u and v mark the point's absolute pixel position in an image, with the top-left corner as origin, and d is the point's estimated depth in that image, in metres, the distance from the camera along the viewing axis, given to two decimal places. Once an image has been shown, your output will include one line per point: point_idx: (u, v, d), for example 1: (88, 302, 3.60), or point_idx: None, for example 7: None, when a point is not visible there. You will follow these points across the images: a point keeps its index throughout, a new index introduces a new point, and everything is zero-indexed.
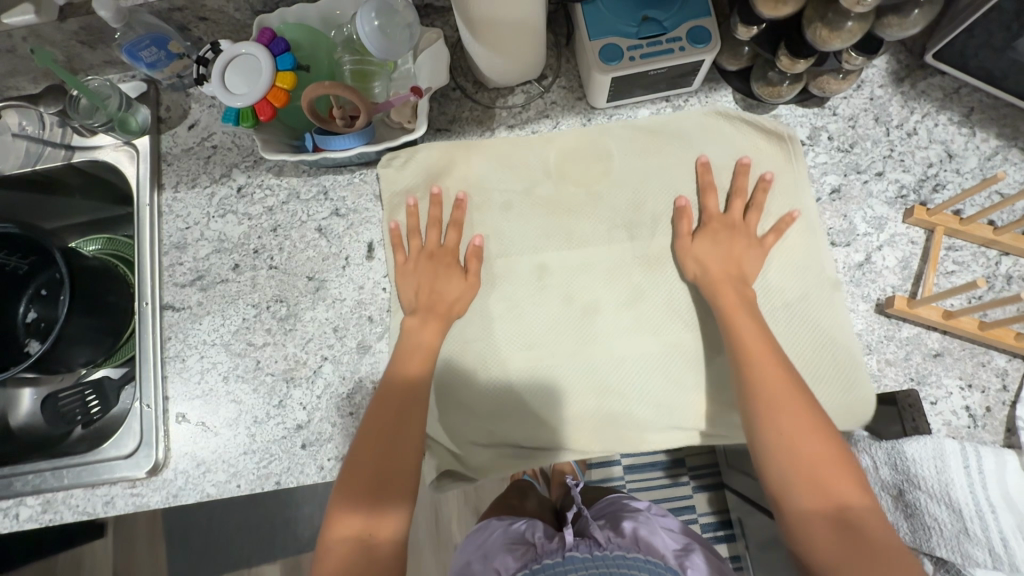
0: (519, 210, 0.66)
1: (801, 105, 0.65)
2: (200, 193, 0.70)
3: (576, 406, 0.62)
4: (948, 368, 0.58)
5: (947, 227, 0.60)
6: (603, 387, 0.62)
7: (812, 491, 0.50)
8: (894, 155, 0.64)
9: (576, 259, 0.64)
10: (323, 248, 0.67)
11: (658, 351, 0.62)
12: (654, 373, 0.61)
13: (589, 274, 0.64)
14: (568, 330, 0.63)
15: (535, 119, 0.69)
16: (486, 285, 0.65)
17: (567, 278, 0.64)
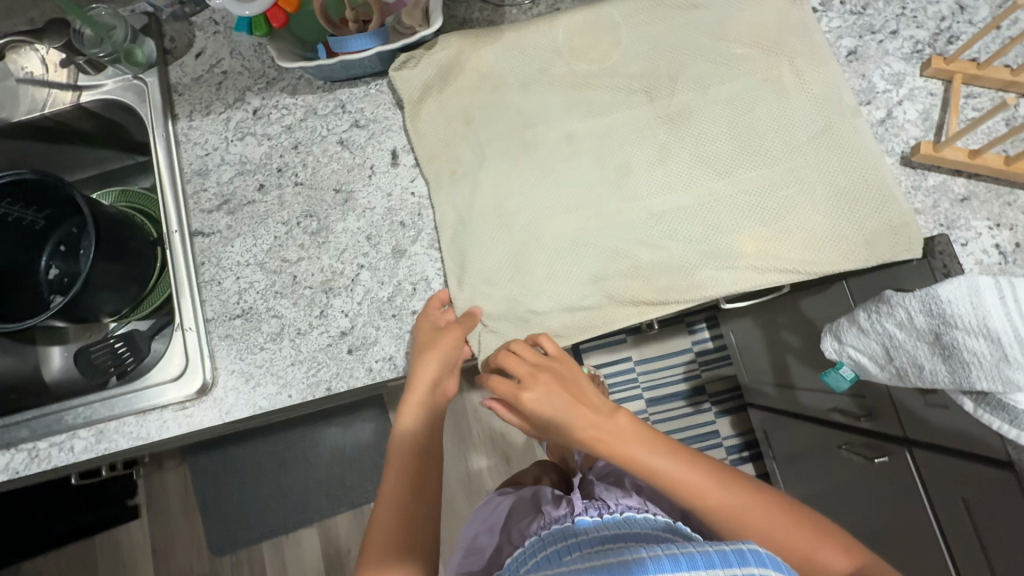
0: (540, 90, 0.66)
1: None
2: (216, 119, 0.70)
3: (620, 266, 0.62)
4: (976, 211, 0.60)
5: (965, 74, 0.61)
6: (641, 267, 0.62)
7: (687, 477, 0.54)
8: (907, 13, 0.64)
9: (599, 131, 0.65)
10: (347, 160, 0.67)
11: (694, 207, 0.62)
12: (691, 247, 0.62)
13: (617, 142, 0.65)
14: (604, 197, 0.64)
15: (546, 13, 0.69)
16: (516, 165, 0.65)
17: (594, 148, 0.65)
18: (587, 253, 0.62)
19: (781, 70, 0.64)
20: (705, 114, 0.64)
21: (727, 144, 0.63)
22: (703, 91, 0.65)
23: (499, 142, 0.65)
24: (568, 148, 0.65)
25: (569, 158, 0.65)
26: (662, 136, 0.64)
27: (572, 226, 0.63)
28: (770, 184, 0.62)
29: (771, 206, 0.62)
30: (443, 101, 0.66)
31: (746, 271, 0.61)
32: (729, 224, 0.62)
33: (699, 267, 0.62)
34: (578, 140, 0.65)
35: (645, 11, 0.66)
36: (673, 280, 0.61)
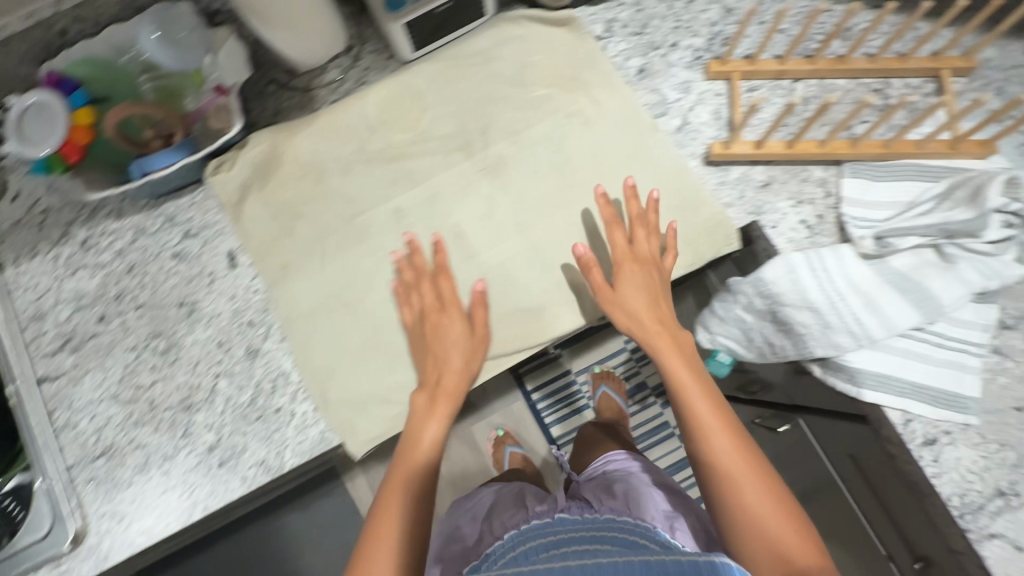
0: (361, 166, 0.68)
1: (589, 5, 0.69)
2: (44, 259, 0.68)
3: (469, 322, 0.63)
4: (778, 193, 0.64)
5: (741, 72, 0.66)
6: (490, 318, 0.63)
7: (740, 466, 0.54)
8: (682, 24, 0.69)
9: (424, 194, 0.67)
10: (184, 272, 0.67)
11: (528, 247, 0.64)
12: (532, 290, 0.63)
13: (443, 201, 0.66)
14: (441, 257, 0.65)
15: (353, 89, 0.70)
16: (352, 245, 0.66)
17: (423, 211, 0.66)
18: (437, 317, 0.63)
19: (581, 102, 0.67)
20: (520, 157, 0.67)
21: (547, 181, 0.66)
22: (514, 137, 0.67)
23: (332, 225, 0.66)
24: (398, 216, 0.66)
25: (402, 226, 0.66)
26: (485, 187, 0.66)
27: (417, 293, 0.64)
28: (592, 212, 0.65)
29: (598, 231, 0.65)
30: (267, 197, 0.66)
31: (587, 299, 0.63)
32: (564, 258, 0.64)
33: (544, 307, 0.63)
34: (407, 206, 0.66)
35: (445, 71, 0.69)
36: (522, 326, 0.63)
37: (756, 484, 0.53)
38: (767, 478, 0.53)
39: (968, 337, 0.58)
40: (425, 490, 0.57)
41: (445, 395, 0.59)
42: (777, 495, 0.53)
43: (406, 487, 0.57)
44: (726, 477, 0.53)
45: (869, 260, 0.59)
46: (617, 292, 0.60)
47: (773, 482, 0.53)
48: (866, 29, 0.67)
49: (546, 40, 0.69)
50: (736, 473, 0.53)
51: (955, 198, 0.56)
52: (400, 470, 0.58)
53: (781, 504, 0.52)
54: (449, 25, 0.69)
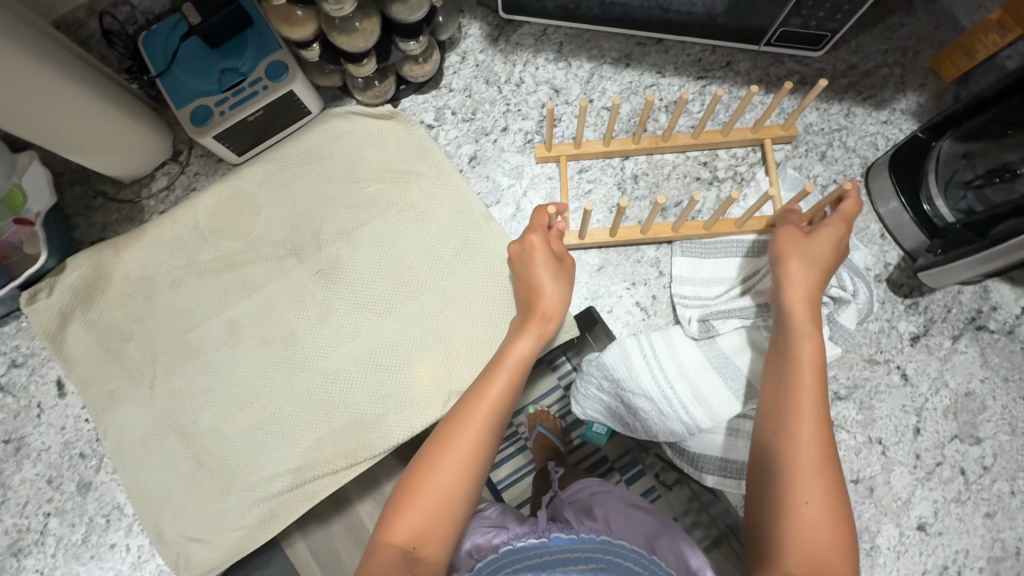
0: (194, 278, 0.66)
1: (418, 94, 0.69)
2: None
3: (307, 438, 0.61)
4: (612, 276, 0.64)
5: (568, 154, 0.65)
6: (329, 433, 0.61)
7: (825, 453, 0.44)
8: (512, 107, 0.69)
9: (259, 304, 0.65)
10: (11, 406, 0.64)
11: (365, 351, 0.63)
12: (368, 400, 0.62)
13: (278, 310, 0.64)
14: (276, 369, 0.63)
15: (184, 196, 0.69)
16: (184, 365, 0.63)
17: (259, 322, 0.64)
18: (272, 435, 0.61)
19: (414, 195, 0.67)
20: (356, 256, 0.65)
21: (382, 281, 0.65)
22: (348, 238, 0.66)
23: (163, 344, 0.64)
24: (233, 328, 0.64)
25: (236, 339, 0.64)
26: (320, 293, 0.65)
27: (252, 411, 0.62)
28: (428, 311, 0.64)
29: (434, 329, 0.63)
30: (93, 320, 0.64)
31: (425, 403, 0.62)
32: (402, 361, 0.63)
33: (383, 415, 0.62)
34: (243, 317, 0.65)
35: (274, 172, 0.68)
36: (360, 438, 0.61)
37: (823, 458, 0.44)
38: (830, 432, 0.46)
39: None
40: (497, 436, 0.49)
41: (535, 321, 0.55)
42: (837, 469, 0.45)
43: (482, 418, 0.48)
44: (786, 455, 0.44)
45: (699, 343, 0.60)
46: (557, 270, 0.58)
47: (834, 471, 0.44)
48: (689, 103, 0.68)
49: (375, 134, 0.68)
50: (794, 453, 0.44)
51: None
52: (474, 404, 0.49)
53: (841, 514, 0.42)
54: (276, 126, 0.68)
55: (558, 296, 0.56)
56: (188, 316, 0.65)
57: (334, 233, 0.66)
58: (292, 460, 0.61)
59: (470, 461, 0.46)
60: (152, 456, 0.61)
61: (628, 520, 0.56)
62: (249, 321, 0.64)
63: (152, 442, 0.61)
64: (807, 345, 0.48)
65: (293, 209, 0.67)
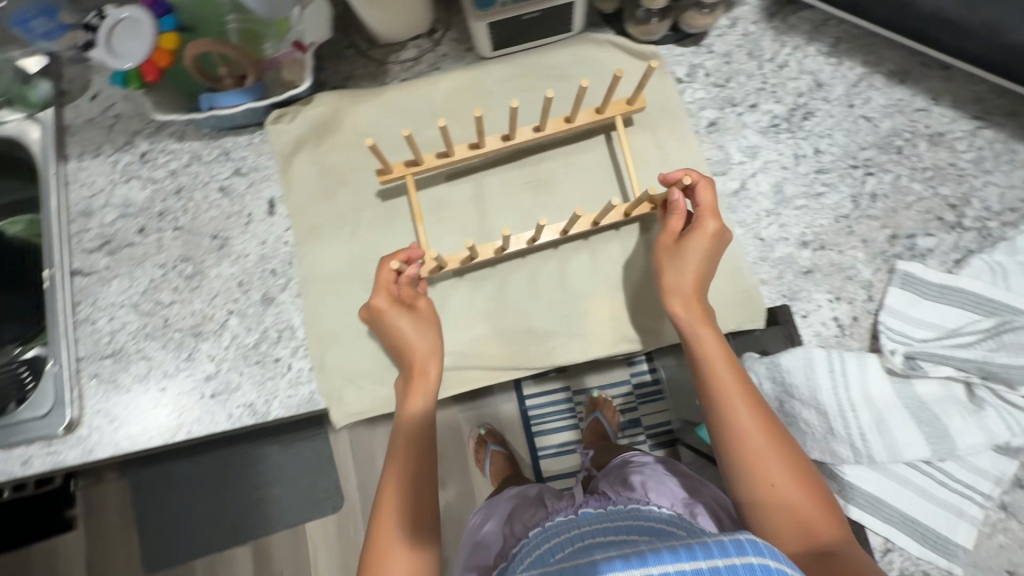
0: (417, 150, 0.69)
1: (679, 45, 0.67)
2: (104, 161, 0.72)
3: (477, 329, 0.64)
4: (818, 284, 0.62)
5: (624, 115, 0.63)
6: (499, 332, 0.64)
7: (762, 434, 0.50)
8: (768, 87, 0.67)
9: (468, 193, 0.67)
10: (226, 207, 0.69)
11: (556, 270, 0.64)
12: (543, 316, 0.64)
13: (484, 205, 0.67)
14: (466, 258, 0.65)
15: (426, 72, 0.71)
16: (390, 224, 0.68)
17: (464, 210, 0.67)
18: (445, 315, 0.65)
19: (644, 139, 0.67)
20: (571, 179, 0.67)
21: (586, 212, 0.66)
22: (568, 159, 0.67)
23: (373, 202, 0.68)
24: (439, 207, 0.67)
25: (438, 218, 0.67)
26: (528, 201, 0.66)
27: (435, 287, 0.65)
28: (622, 254, 0.64)
29: (621, 271, 0.64)
30: (319, 156, 0.69)
31: (596, 338, 0.63)
32: (582, 292, 0.64)
33: (554, 334, 0.64)
34: (451, 199, 0.67)
35: (516, 76, 0.69)
36: (523, 348, 0.63)
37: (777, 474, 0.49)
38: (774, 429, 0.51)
39: (976, 484, 0.55)
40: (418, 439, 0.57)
41: (419, 385, 0.59)
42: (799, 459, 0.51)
43: (408, 444, 0.56)
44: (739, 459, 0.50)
45: (893, 378, 0.57)
46: (420, 321, 0.60)
47: (778, 436, 0.51)
48: (957, 139, 0.63)
49: (622, 69, 0.68)
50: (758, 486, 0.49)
51: (1002, 342, 0.55)
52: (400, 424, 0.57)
53: (791, 458, 0.50)
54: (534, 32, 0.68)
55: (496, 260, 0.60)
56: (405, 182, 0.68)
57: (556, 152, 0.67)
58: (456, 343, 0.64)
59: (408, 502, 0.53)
60: (342, 294, 0.67)
61: (664, 489, 0.71)
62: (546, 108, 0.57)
63: (345, 282, 0.67)
64: (715, 346, 0.55)
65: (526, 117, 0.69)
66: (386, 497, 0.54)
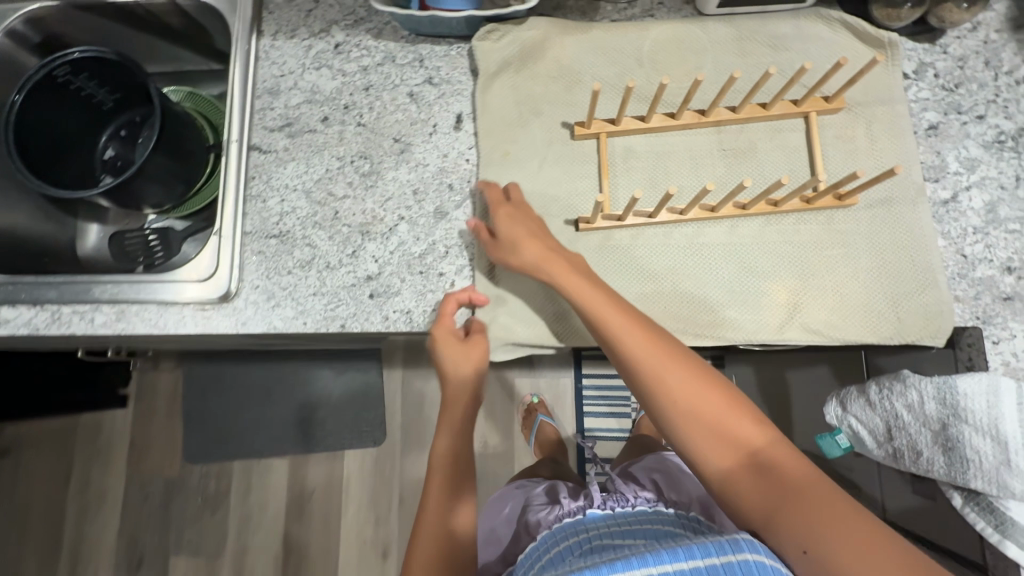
0: (615, 94, 0.67)
1: (913, 38, 0.64)
2: (298, 44, 0.71)
3: (646, 285, 0.61)
4: (1016, 313, 0.59)
5: (818, 110, 0.63)
6: (670, 293, 0.61)
7: (740, 431, 0.51)
8: (999, 101, 0.63)
9: (663, 147, 0.65)
10: (412, 113, 0.68)
11: (738, 244, 0.62)
12: (717, 285, 0.61)
13: (674, 162, 0.64)
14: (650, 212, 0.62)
15: (639, 17, 0.69)
16: (572, 164, 0.66)
17: (653, 163, 0.65)
18: (619, 263, 0.62)
19: (857, 128, 0.64)
20: (770, 154, 0.64)
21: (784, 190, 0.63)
22: (773, 133, 0.64)
23: (562, 138, 0.67)
24: (627, 156, 0.65)
25: (624, 165, 0.65)
26: (722, 168, 0.64)
27: (608, 236, 0.63)
28: (815, 242, 0.62)
29: (808, 262, 0.62)
30: (517, 82, 0.68)
31: (771, 320, 0.60)
32: (764, 271, 0.61)
33: (729, 308, 0.61)
34: (642, 150, 0.65)
35: (733, 37, 0.66)
36: (692, 314, 0.61)
37: (753, 506, 0.48)
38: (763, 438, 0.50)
39: None
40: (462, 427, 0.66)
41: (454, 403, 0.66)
42: (791, 458, 0.49)
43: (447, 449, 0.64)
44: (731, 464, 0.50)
45: None
46: (465, 349, 0.63)
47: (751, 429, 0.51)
48: None
49: (849, 52, 0.65)
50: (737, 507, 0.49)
51: None
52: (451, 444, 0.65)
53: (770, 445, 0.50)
54: None
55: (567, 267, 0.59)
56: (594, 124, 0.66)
57: (760, 126, 0.65)
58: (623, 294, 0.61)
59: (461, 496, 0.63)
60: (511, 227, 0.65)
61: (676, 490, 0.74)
62: (762, 83, 0.58)
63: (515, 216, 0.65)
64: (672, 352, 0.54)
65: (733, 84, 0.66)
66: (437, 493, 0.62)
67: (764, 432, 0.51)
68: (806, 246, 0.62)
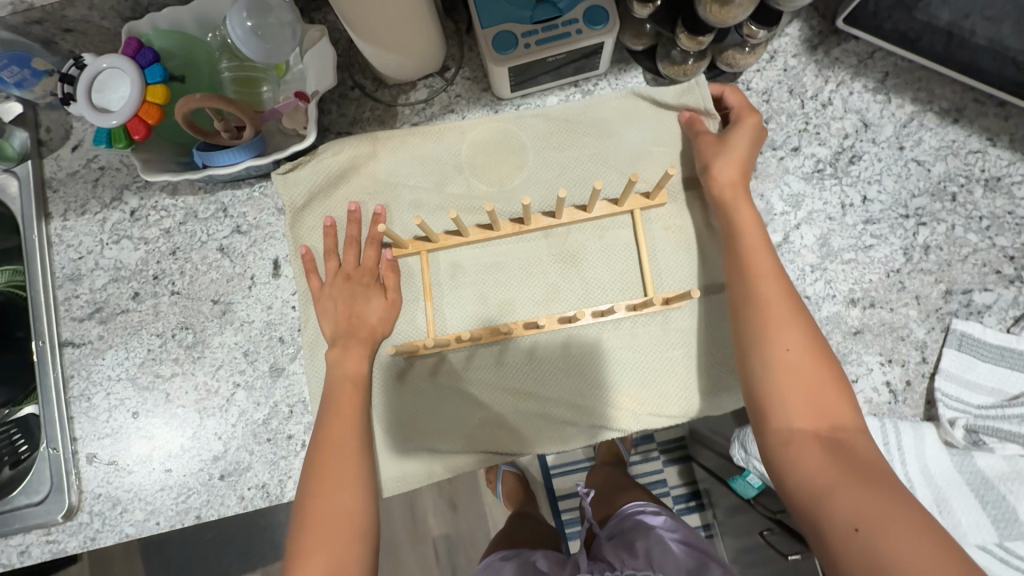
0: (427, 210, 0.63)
1: (713, 82, 0.62)
2: (91, 219, 0.66)
3: (491, 410, 0.60)
4: (867, 345, 0.58)
5: (642, 207, 0.60)
6: (518, 413, 0.60)
7: (794, 343, 0.50)
8: (810, 128, 0.62)
9: (488, 258, 0.62)
10: (227, 269, 0.64)
11: (578, 350, 0.59)
12: (563, 401, 0.59)
13: (500, 275, 0.61)
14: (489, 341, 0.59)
15: (439, 115, 0.65)
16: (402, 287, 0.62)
17: (479, 281, 0.61)
18: (463, 399, 0.60)
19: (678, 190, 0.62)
20: (599, 248, 0.61)
21: (617, 293, 0.60)
22: (600, 235, 0.61)
23: None
24: (452, 279, 0.62)
25: (450, 291, 0.62)
26: (553, 275, 0.61)
27: (447, 379, 0.60)
28: (662, 318, 0.59)
29: (654, 354, 0.59)
30: (331, 208, 0.64)
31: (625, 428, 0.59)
32: (608, 378, 0.59)
33: (577, 424, 0.59)
34: (468, 261, 0.62)
35: (537, 121, 0.63)
36: (543, 434, 0.59)
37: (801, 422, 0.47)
38: (807, 351, 0.49)
39: None
40: (362, 451, 0.53)
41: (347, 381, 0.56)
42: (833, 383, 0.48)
43: (344, 440, 0.53)
44: (775, 370, 0.49)
45: (952, 449, 0.53)
46: (378, 297, 0.59)
47: (810, 338, 0.50)
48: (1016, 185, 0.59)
49: (671, 137, 0.63)
50: (778, 425, 0.48)
51: None
52: (330, 438, 0.53)
53: (816, 354, 0.49)
54: (554, 75, 0.62)
55: (385, 302, 0.59)
56: (410, 258, 0.63)
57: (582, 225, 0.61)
58: (462, 429, 0.60)
59: (358, 509, 0.51)
60: None
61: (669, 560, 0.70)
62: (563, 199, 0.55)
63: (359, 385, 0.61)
64: (778, 285, 0.52)
65: (544, 182, 0.63)
66: (321, 519, 0.50)
67: (814, 348, 0.50)
68: (650, 341, 0.59)
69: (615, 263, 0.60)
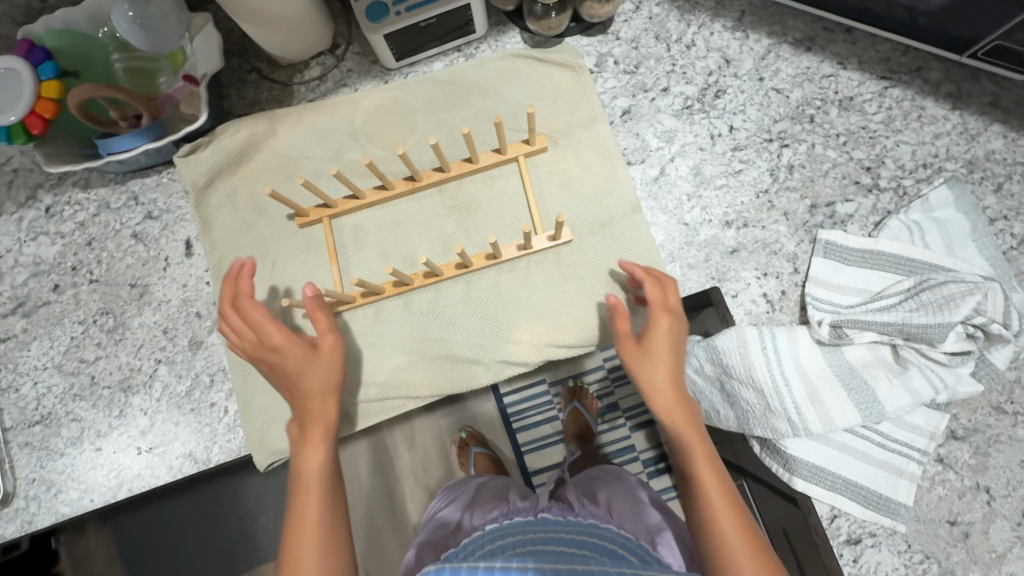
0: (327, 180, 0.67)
1: (585, 35, 0.67)
2: (8, 219, 0.68)
3: (400, 359, 0.63)
4: (744, 262, 0.62)
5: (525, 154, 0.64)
6: (426, 360, 0.63)
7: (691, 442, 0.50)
8: (677, 69, 0.66)
9: (388, 218, 0.65)
10: (141, 254, 0.67)
11: (477, 293, 0.63)
12: (467, 343, 0.63)
13: (399, 232, 0.65)
14: (393, 293, 0.63)
15: (333, 90, 0.69)
16: (309, 253, 0.65)
17: (380, 239, 0.65)
18: (371, 350, 0.63)
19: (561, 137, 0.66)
20: (489, 197, 0.65)
21: (509, 237, 0.64)
22: (490, 185, 0.65)
23: (291, 229, 0.66)
24: (354, 240, 0.65)
25: (353, 251, 0.65)
26: (450, 226, 0.65)
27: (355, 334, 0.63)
28: (553, 257, 0.63)
29: (547, 290, 0.63)
30: (236, 185, 0.67)
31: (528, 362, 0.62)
32: (507, 318, 0.63)
33: (480, 362, 0.62)
34: (369, 222, 0.65)
35: (424, 85, 0.67)
36: (450, 377, 0.62)
37: None
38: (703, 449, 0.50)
39: (912, 441, 0.56)
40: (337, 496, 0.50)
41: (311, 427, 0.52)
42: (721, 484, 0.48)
43: (319, 486, 0.49)
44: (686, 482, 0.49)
45: (823, 347, 0.58)
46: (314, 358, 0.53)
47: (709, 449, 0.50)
48: (866, 102, 0.63)
49: (551, 88, 0.66)
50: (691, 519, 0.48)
51: (920, 301, 0.55)
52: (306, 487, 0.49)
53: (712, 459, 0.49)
54: (434, 40, 0.66)
55: (321, 370, 0.53)
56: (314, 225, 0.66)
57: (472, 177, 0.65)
58: (373, 381, 0.63)
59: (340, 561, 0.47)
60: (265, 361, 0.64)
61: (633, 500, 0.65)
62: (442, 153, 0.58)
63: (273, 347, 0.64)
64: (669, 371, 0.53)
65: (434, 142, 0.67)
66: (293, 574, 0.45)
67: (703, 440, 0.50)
68: (544, 277, 0.63)
69: (506, 209, 0.64)
